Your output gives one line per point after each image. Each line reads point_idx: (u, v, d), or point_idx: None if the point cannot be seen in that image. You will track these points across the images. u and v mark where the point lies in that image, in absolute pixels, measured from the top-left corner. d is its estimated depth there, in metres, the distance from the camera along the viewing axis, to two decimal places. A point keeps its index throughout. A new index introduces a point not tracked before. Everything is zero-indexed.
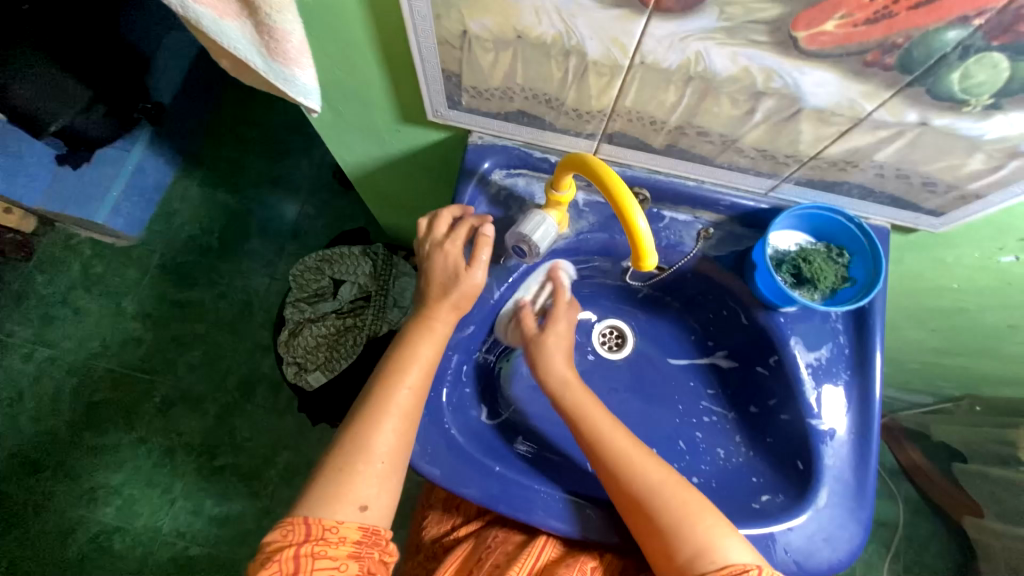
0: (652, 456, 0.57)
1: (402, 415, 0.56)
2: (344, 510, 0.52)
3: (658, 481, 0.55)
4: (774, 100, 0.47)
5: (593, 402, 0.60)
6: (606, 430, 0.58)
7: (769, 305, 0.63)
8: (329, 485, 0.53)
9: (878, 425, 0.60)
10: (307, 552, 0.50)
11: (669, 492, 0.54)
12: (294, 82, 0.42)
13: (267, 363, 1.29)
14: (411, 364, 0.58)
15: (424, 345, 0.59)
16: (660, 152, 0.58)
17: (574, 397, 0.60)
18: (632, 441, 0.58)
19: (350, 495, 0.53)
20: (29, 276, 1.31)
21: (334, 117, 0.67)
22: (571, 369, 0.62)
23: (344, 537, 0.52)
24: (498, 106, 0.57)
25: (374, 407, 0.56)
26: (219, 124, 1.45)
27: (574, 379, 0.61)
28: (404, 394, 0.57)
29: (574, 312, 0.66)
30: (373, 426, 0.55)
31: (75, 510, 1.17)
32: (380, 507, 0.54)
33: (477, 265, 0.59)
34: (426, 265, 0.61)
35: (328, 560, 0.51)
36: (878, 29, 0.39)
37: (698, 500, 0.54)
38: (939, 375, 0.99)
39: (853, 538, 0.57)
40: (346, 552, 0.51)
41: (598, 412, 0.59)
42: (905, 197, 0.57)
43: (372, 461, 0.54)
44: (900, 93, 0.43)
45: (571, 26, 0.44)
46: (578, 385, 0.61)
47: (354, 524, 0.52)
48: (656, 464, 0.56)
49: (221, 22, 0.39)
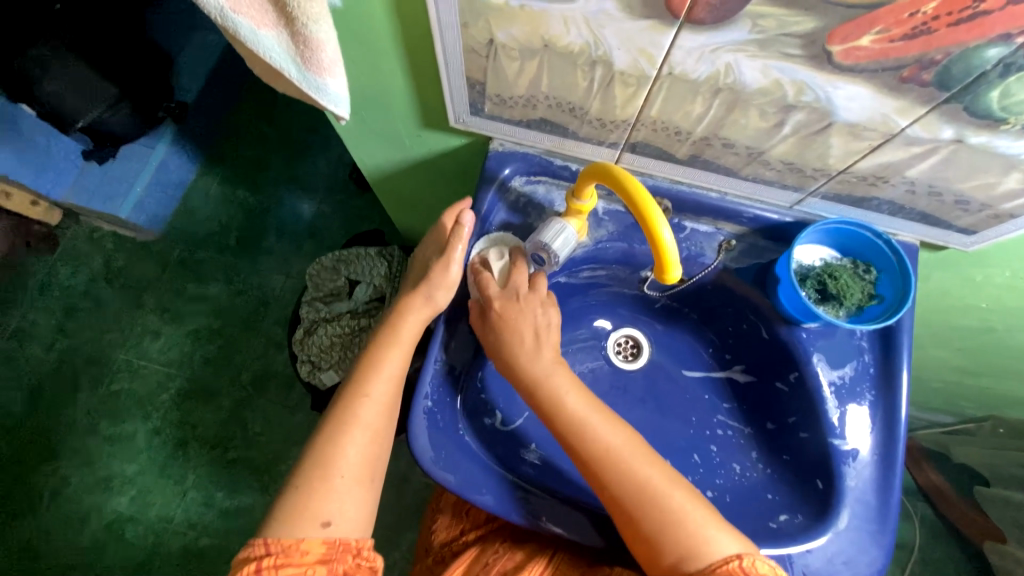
0: (637, 453, 0.52)
1: (368, 428, 0.56)
2: (305, 527, 0.51)
3: (640, 481, 0.51)
4: (805, 113, 0.46)
5: (568, 389, 0.55)
6: (584, 423, 0.54)
7: (791, 320, 0.61)
8: (291, 503, 0.52)
9: (903, 448, 0.58)
10: (269, 565, 0.48)
11: (653, 493, 0.50)
12: (325, 91, 0.42)
13: (280, 360, 1.30)
14: (374, 373, 0.58)
15: (389, 355, 0.59)
16: (683, 162, 0.58)
17: (547, 389, 0.55)
18: (615, 436, 0.53)
19: (313, 511, 0.51)
20: (53, 267, 1.35)
21: (357, 121, 0.68)
22: (525, 360, 0.56)
23: (308, 551, 0.50)
24: (521, 114, 0.57)
25: (336, 421, 0.55)
26: (241, 123, 1.48)
27: (541, 368, 0.56)
28: (367, 405, 0.56)
29: (510, 305, 0.58)
30: (335, 440, 0.54)
31: (90, 497, 1.19)
32: (345, 520, 0.52)
33: (454, 260, 0.59)
34: (410, 267, 0.65)
35: (293, 568, 0.49)
36: (916, 45, 0.38)
37: (682, 495, 0.50)
38: (962, 395, 0.97)
39: (874, 562, 0.55)
40: (313, 560, 0.50)
41: (573, 401, 0.55)
42: (935, 214, 0.55)
43: (333, 475, 0.53)
44: (936, 109, 0.42)
45: (599, 36, 0.43)
46: (552, 372, 0.56)
47: (319, 538, 0.51)
48: (639, 461, 0.52)
49: (258, 32, 0.39)
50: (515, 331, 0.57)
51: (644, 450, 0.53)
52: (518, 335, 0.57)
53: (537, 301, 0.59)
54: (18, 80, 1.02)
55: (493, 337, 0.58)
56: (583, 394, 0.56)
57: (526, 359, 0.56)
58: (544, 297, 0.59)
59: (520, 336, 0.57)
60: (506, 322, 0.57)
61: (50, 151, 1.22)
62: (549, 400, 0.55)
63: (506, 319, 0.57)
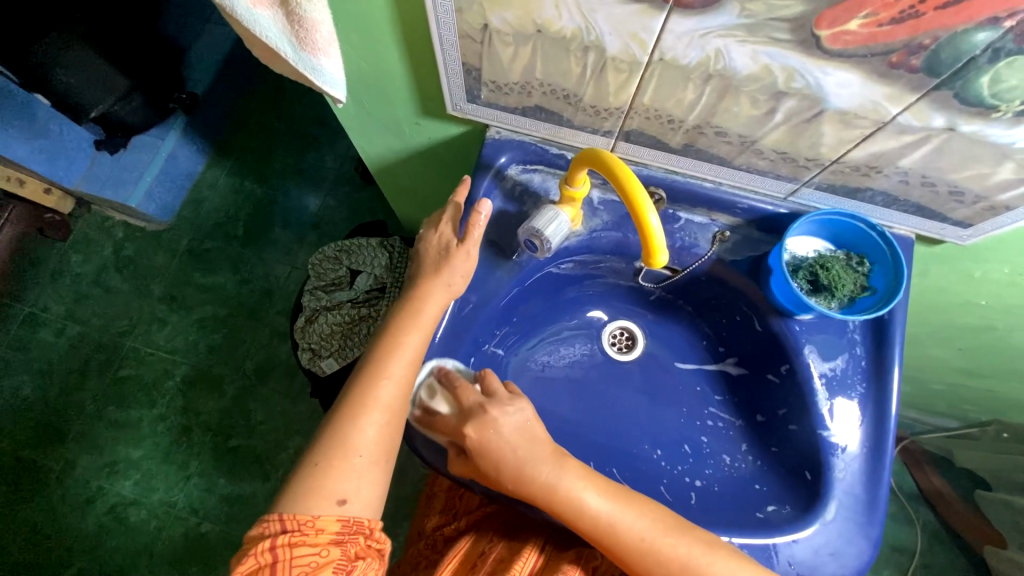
0: (666, 528, 0.53)
1: (385, 409, 0.56)
2: (322, 505, 0.52)
3: (679, 558, 0.52)
4: (796, 100, 0.46)
5: (581, 489, 0.53)
6: (611, 520, 0.53)
7: (783, 311, 0.61)
8: (308, 480, 0.53)
9: (893, 441, 0.58)
10: (284, 542, 0.50)
11: (694, 569, 0.51)
12: (320, 72, 0.43)
13: (283, 349, 1.32)
14: (393, 356, 0.57)
15: (409, 337, 0.58)
16: (678, 151, 0.58)
17: (562, 492, 0.53)
18: (642, 522, 0.53)
19: (328, 489, 0.52)
20: (65, 255, 1.37)
21: (357, 109, 0.69)
22: (529, 470, 0.54)
23: (322, 528, 0.51)
24: (517, 101, 0.58)
25: (354, 401, 0.56)
26: (249, 115, 1.50)
27: (546, 472, 0.54)
28: (386, 386, 0.56)
29: (480, 431, 0.54)
30: (354, 418, 0.55)
31: (95, 481, 1.22)
32: (361, 499, 0.53)
33: (470, 241, 0.60)
34: (422, 248, 0.62)
35: (307, 548, 0.50)
36: (903, 29, 0.38)
37: (722, 563, 0.51)
38: (964, 397, 0.96)
39: (861, 554, 0.55)
40: (327, 539, 0.51)
41: (590, 496, 0.53)
42: (931, 206, 0.55)
43: (351, 455, 0.54)
44: (925, 96, 0.42)
45: (590, 20, 0.44)
46: (561, 475, 0.54)
47: (333, 517, 0.52)
48: (672, 537, 0.52)
49: (254, 11, 0.40)
50: (501, 450, 0.54)
51: (670, 523, 0.53)
52: (505, 448, 0.54)
53: (501, 402, 0.56)
54: (31, 72, 1.03)
55: (486, 468, 0.54)
56: (595, 485, 0.54)
57: (532, 467, 0.54)
58: (504, 394, 0.56)
59: (508, 450, 0.54)
60: (489, 445, 0.54)
61: (62, 139, 1.23)
62: (570, 508, 0.53)
63: (490, 442, 0.54)
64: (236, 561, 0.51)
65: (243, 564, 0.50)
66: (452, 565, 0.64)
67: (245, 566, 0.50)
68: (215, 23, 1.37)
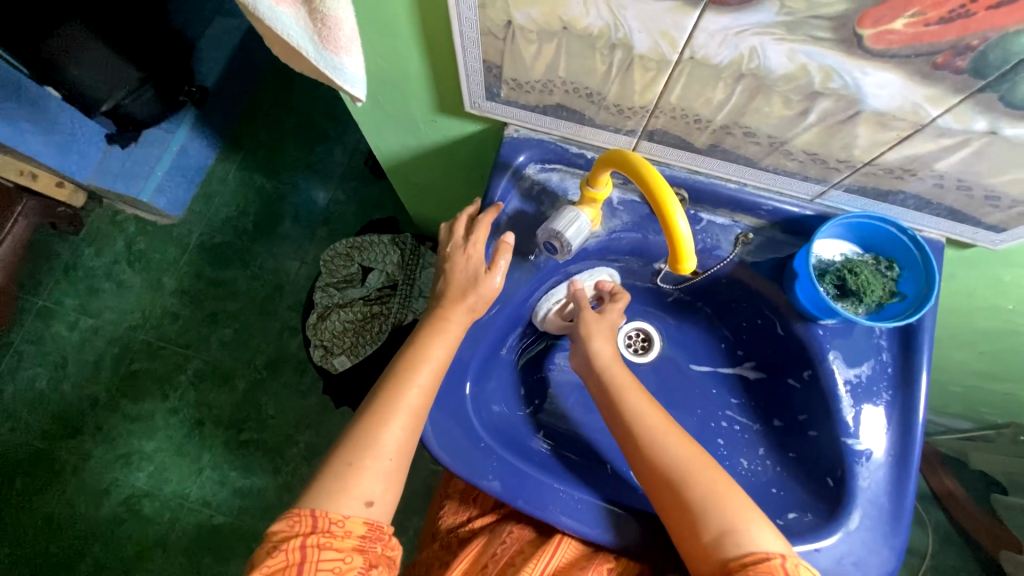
0: (676, 433, 0.56)
1: (410, 413, 0.56)
2: (350, 506, 0.52)
3: (676, 455, 0.54)
4: (832, 101, 0.44)
5: (620, 373, 0.60)
6: (636, 407, 0.57)
7: (808, 316, 0.60)
8: (336, 478, 0.53)
9: (919, 449, 0.57)
10: (313, 542, 0.50)
11: (688, 466, 0.54)
12: (341, 70, 0.42)
13: (294, 344, 1.32)
14: (423, 364, 0.58)
15: (437, 346, 0.58)
16: (703, 151, 0.56)
17: (616, 369, 0.60)
18: (655, 417, 0.57)
19: (356, 490, 0.53)
20: (78, 248, 1.38)
21: (374, 108, 0.68)
22: (608, 343, 0.61)
23: (349, 531, 0.51)
24: (538, 99, 0.56)
25: (383, 404, 0.56)
26: (258, 108, 1.49)
27: (607, 356, 0.60)
28: (414, 393, 0.56)
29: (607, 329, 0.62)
30: (383, 422, 0.55)
31: (110, 472, 1.23)
32: (385, 503, 0.54)
33: (497, 269, 0.59)
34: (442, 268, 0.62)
35: (333, 552, 0.50)
36: (952, 29, 0.36)
37: (724, 479, 0.53)
38: (982, 400, 0.94)
39: (884, 564, 0.54)
40: (351, 545, 0.51)
41: (628, 381, 0.59)
42: (963, 210, 0.53)
43: (378, 458, 0.54)
44: (969, 99, 0.41)
45: (619, 18, 0.43)
46: (617, 362, 0.60)
47: (360, 518, 0.52)
48: (676, 439, 0.55)
49: (277, 9, 0.39)
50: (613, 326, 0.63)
51: (679, 432, 0.57)
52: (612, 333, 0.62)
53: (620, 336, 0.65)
54: (37, 63, 1.00)
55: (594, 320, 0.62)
56: (630, 377, 0.60)
57: (607, 345, 0.61)
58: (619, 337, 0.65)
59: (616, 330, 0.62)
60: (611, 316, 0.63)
61: (74, 134, 1.20)
62: (610, 390, 0.59)
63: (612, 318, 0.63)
64: (259, 559, 0.50)
65: (271, 559, 0.49)
66: (463, 565, 0.65)
67: (272, 561, 0.49)
68: (225, 15, 1.36)
